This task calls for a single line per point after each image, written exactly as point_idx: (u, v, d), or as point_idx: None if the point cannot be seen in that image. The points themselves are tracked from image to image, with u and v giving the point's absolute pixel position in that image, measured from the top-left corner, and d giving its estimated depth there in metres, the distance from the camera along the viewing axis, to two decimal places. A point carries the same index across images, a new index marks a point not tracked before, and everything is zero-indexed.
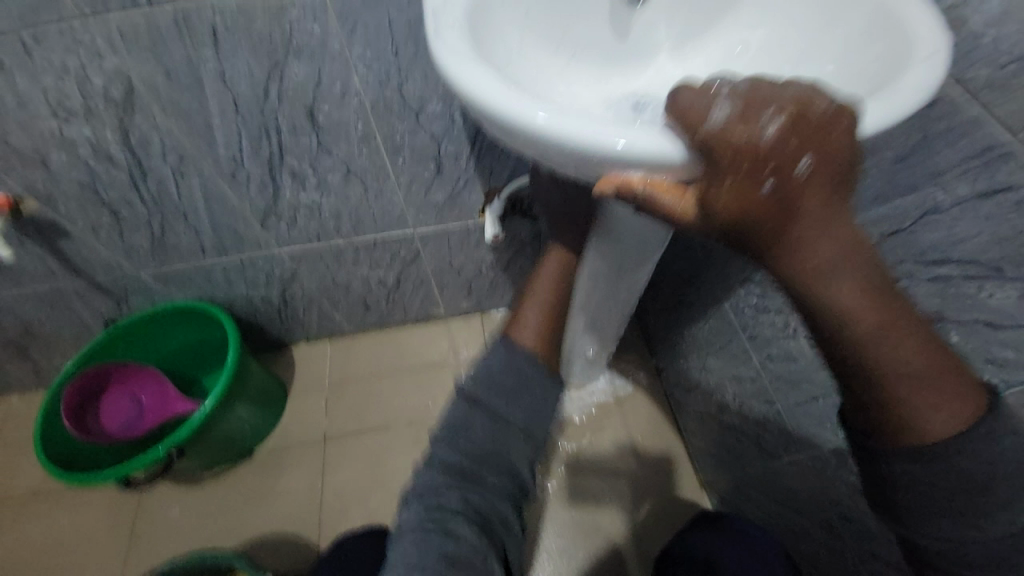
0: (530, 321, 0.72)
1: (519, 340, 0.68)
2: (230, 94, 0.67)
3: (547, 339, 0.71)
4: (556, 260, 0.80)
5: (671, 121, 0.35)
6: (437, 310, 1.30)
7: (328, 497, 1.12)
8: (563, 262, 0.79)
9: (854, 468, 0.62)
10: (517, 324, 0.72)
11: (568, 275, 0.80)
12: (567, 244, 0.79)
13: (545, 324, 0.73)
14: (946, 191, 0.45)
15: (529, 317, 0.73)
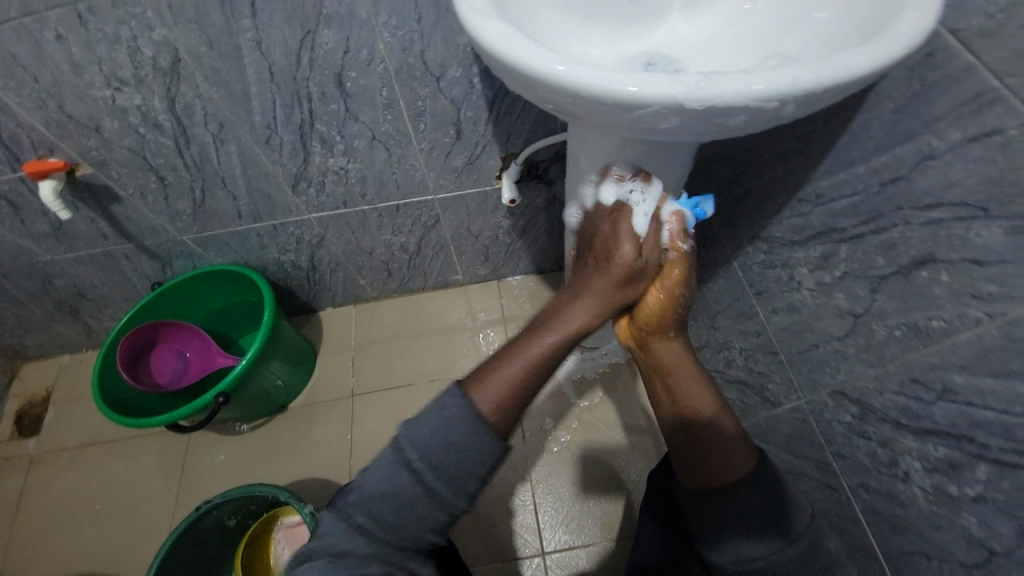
0: (502, 373, 0.49)
1: (478, 396, 0.48)
2: (266, 62, 0.72)
3: (510, 410, 0.48)
4: (590, 296, 0.55)
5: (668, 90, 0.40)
6: (456, 276, 1.36)
7: (358, 447, 1.21)
8: (596, 303, 0.55)
9: (849, 409, 0.66)
10: (482, 371, 0.50)
11: (586, 324, 0.54)
12: (616, 285, 0.56)
13: (517, 389, 0.49)
14: (941, 138, 0.48)
15: (503, 370, 0.49)
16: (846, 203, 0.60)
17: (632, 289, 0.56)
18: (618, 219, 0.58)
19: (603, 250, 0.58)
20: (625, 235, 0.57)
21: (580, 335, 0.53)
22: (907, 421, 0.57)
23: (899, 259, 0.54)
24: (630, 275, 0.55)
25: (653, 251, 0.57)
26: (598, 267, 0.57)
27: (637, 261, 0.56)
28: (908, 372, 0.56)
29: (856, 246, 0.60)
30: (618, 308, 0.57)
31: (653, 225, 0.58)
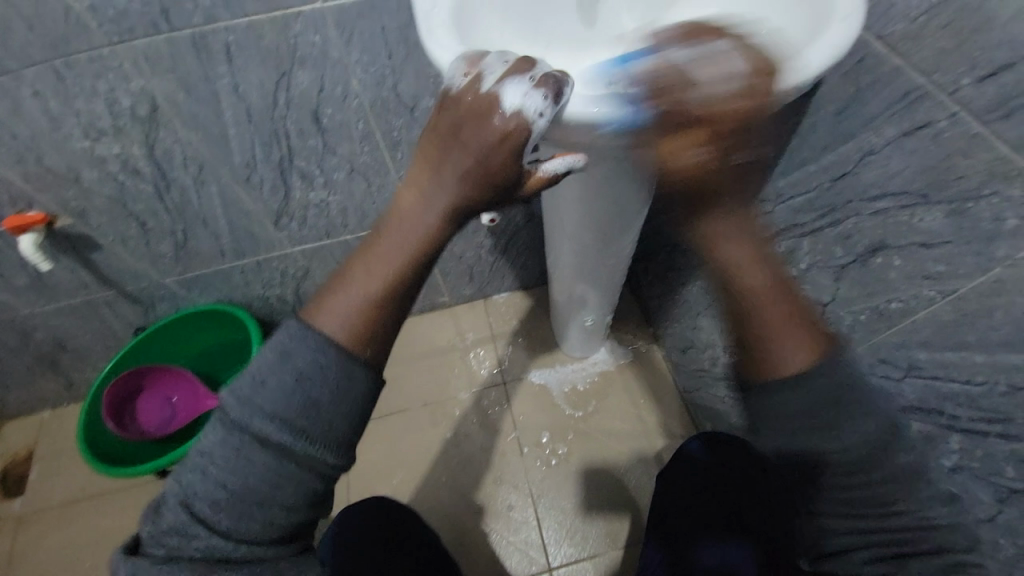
0: (335, 300, 0.44)
1: (319, 323, 0.44)
2: (243, 105, 0.74)
3: (363, 337, 0.44)
4: (426, 206, 0.43)
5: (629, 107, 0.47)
6: (442, 298, 1.37)
7: (355, 479, 1.20)
8: (432, 221, 0.44)
9: None
10: (320, 297, 0.45)
11: (448, 234, 0.44)
12: (473, 193, 0.43)
13: (360, 322, 0.44)
14: (878, 134, 0.52)
15: (344, 299, 0.44)
16: (803, 199, 0.64)
17: (498, 195, 0.44)
18: (442, 117, 0.43)
19: (444, 156, 0.42)
20: (445, 140, 0.42)
21: (427, 258, 0.44)
22: None
23: (855, 249, 0.58)
24: (477, 178, 0.42)
25: (506, 143, 0.41)
26: (430, 182, 0.43)
27: (487, 160, 0.41)
28: (876, 353, 0.59)
29: (816, 239, 0.64)
30: (486, 209, 0.44)
31: (495, 109, 0.41)
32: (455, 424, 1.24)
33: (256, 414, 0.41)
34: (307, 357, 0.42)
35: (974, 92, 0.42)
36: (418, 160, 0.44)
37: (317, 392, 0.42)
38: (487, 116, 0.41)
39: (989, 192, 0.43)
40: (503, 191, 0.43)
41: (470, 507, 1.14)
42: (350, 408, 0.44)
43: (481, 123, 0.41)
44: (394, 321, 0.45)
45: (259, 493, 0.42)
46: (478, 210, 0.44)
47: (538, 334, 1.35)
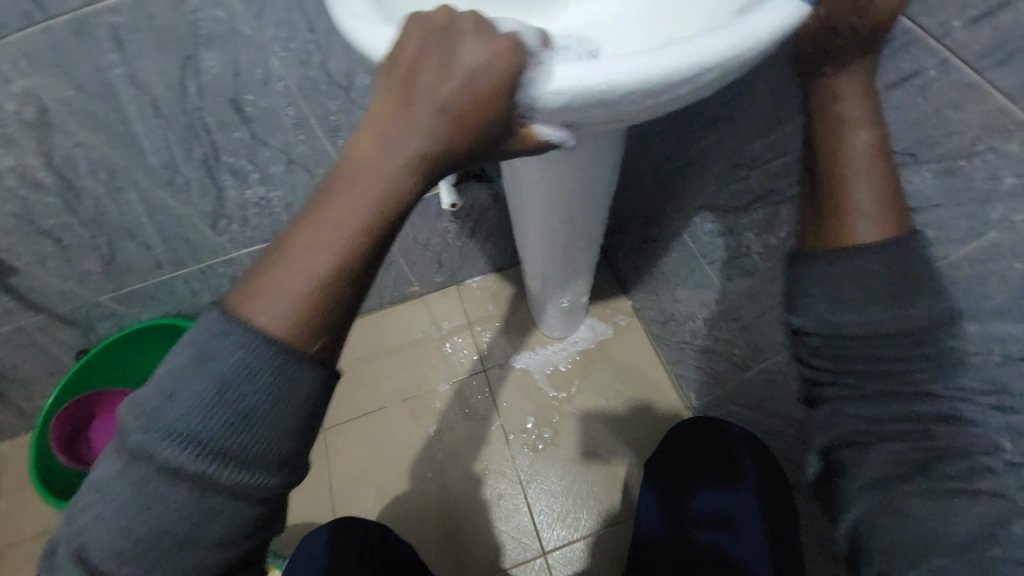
0: (273, 283, 0.34)
1: (247, 315, 0.34)
2: (148, 98, 0.64)
3: (301, 335, 0.34)
4: (394, 149, 0.34)
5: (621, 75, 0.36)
6: (412, 288, 1.31)
7: (339, 483, 1.16)
8: (401, 168, 0.34)
9: None
10: (239, 289, 0.35)
11: (423, 187, 0.36)
12: (456, 129, 0.34)
13: (297, 315, 0.34)
14: None
15: (274, 288, 0.34)
16: (780, 164, 0.59)
17: (487, 136, 0.35)
18: (413, 34, 0.35)
19: (417, 87, 0.34)
20: (420, 64, 0.34)
21: (389, 221, 0.35)
22: None
23: None
24: (464, 110, 0.34)
25: (502, 65, 0.34)
26: (403, 117, 0.34)
27: (477, 89, 0.34)
28: None
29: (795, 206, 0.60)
30: (460, 159, 0.36)
31: (486, 29, 0.34)
32: (437, 416, 1.20)
33: (161, 434, 0.32)
34: (224, 355, 0.33)
35: (970, 35, 0.37)
36: (386, 91, 0.35)
37: (249, 404, 0.33)
38: (479, 38, 0.34)
39: (984, 148, 0.39)
40: (491, 133, 0.35)
41: (459, 500, 1.12)
42: (296, 421, 0.35)
43: (470, 46, 0.34)
44: (341, 313, 0.35)
45: (179, 533, 0.33)
46: (461, 158, 0.36)
47: (516, 316, 1.30)
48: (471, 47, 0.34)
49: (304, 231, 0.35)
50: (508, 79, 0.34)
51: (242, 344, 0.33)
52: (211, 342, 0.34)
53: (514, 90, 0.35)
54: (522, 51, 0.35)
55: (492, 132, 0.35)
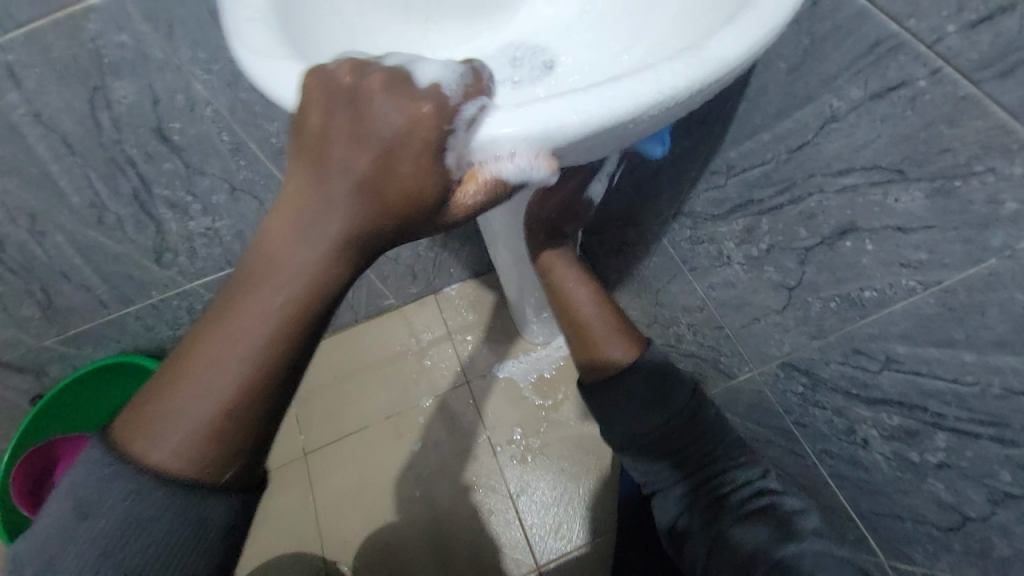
0: (168, 409, 0.32)
1: (135, 453, 0.31)
2: (57, 135, 0.57)
3: (217, 461, 0.32)
4: (310, 238, 0.31)
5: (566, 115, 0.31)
6: (387, 301, 1.26)
7: (323, 509, 1.11)
8: (322, 259, 0.31)
9: (799, 378, 0.63)
10: (141, 412, 0.32)
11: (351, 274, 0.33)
12: (377, 214, 0.31)
13: (216, 432, 0.31)
14: (841, 96, 0.43)
15: (183, 404, 0.31)
16: (759, 172, 0.55)
17: (417, 214, 0.31)
18: (316, 96, 0.31)
19: (328, 165, 0.30)
20: (331, 135, 0.30)
21: (315, 313, 0.33)
22: (856, 390, 0.54)
23: (821, 231, 0.50)
24: (383, 190, 0.30)
25: (421, 138, 0.30)
26: (318, 200, 0.31)
27: (395, 166, 0.30)
28: (849, 343, 0.52)
29: (776, 218, 0.55)
30: (383, 243, 0.33)
31: (399, 90, 0.30)
32: (422, 433, 1.17)
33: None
34: (108, 506, 0.30)
35: (964, 43, 0.33)
36: (297, 167, 0.31)
37: (144, 550, 0.31)
38: (393, 101, 0.30)
39: (982, 168, 0.35)
40: (423, 210, 0.31)
41: (449, 518, 1.09)
42: (199, 554, 0.32)
43: (383, 113, 0.30)
44: (273, 414, 0.33)
45: None
46: (392, 237, 0.32)
47: (496, 323, 1.26)
48: (387, 111, 0.30)
49: (202, 347, 0.32)
50: (431, 152, 0.30)
51: (136, 488, 0.31)
52: (88, 490, 0.31)
53: (442, 156, 0.31)
54: (445, 115, 0.30)
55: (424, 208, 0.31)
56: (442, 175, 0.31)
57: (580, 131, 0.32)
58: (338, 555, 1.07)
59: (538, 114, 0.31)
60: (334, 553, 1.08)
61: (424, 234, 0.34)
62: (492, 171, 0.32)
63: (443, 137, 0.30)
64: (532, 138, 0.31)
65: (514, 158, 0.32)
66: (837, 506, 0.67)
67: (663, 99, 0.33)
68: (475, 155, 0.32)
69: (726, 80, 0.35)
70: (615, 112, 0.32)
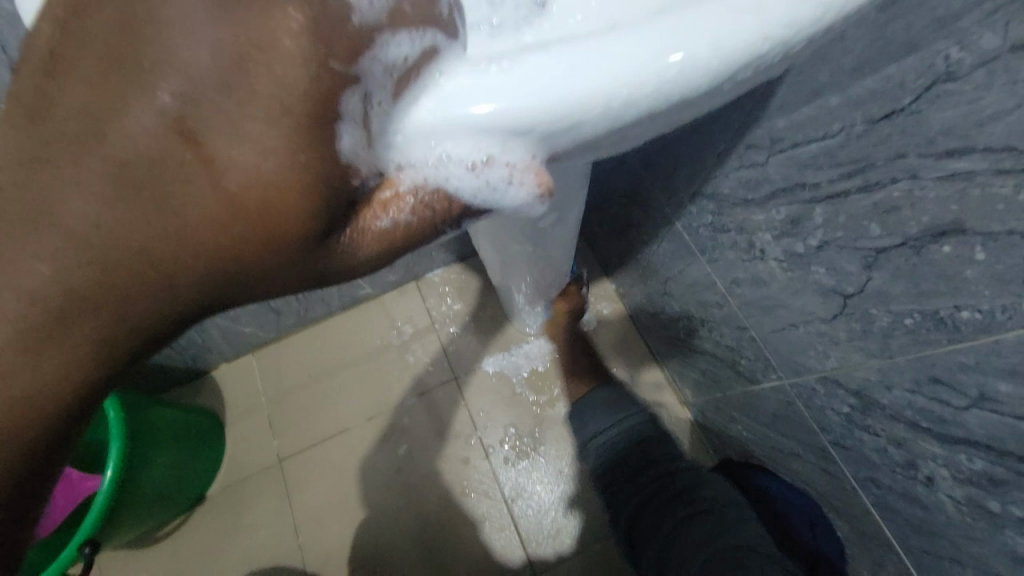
0: None
1: None
2: None
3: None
4: (45, 246, 0.20)
5: (557, 86, 0.21)
6: (363, 290, 1.13)
7: (303, 520, 1.03)
8: (76, 285, 0.20)
9: (844, 399, 0.53)
10: None
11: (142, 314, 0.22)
12: (170, 213, 0.20)
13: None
14: (963, 45, 0.30)
15: None
16: (818, 149, 0.42)
17: (251, 218, 0.21)
18: (57, 18, 0.21)
19: (79, 120, 0.20)
20: (79, 76, 0.20)
21: (84, 372, 0.22)
22: (926, 423, 0.44)
23: (905, 229, 0.38)
24: (182, 168, 0.20)
25: (257, 93, 0.19)
26: (53, 174, 0.20)
27: (210, 137, 0.20)
28: (925, 370, 0.42)
29: (835, 208, 0.43)
30: (192, 266, 0.21)
31: (215, 3, 0.19)
32: (408, 435, 1.07)
33: None
34: None
35: None
36: (15, 121, 0.20)
37: None
38: (200, 23, 0.19)
39: None
40: (264, 221, 0.21)
41: (439, 524, 1.02)
42: None
43: (189, 47, 0.19)
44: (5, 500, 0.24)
45: None
46: (212, 260, 0.21)
47: (485, 312, 1.14)
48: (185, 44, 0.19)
49: None
50: (271, 115, 0.20)
51: None
52: None
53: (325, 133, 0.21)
54: (317, 60, 0.20)
55: (266, 217, 0.21)
56: (294, 158, 0.20)
57: (597, 115, 0.22)
58: (322, 568, 1.00)
59: (520, 80, 0.21)
60: (318, 565, 1.00)
61: (295, 265, 0.22)
62: (417, 181, 0.23)
63: (311, 95, 0.20)
64: (512, 125, 0.22)
65: (472, 170, 0.23)
66: (877, 533, 0.59)
67: (726, 70, 0.22)
68: (390, 156, 0.23)
69: (816, 30, 0.23)
70: (652, 87, 0.21)
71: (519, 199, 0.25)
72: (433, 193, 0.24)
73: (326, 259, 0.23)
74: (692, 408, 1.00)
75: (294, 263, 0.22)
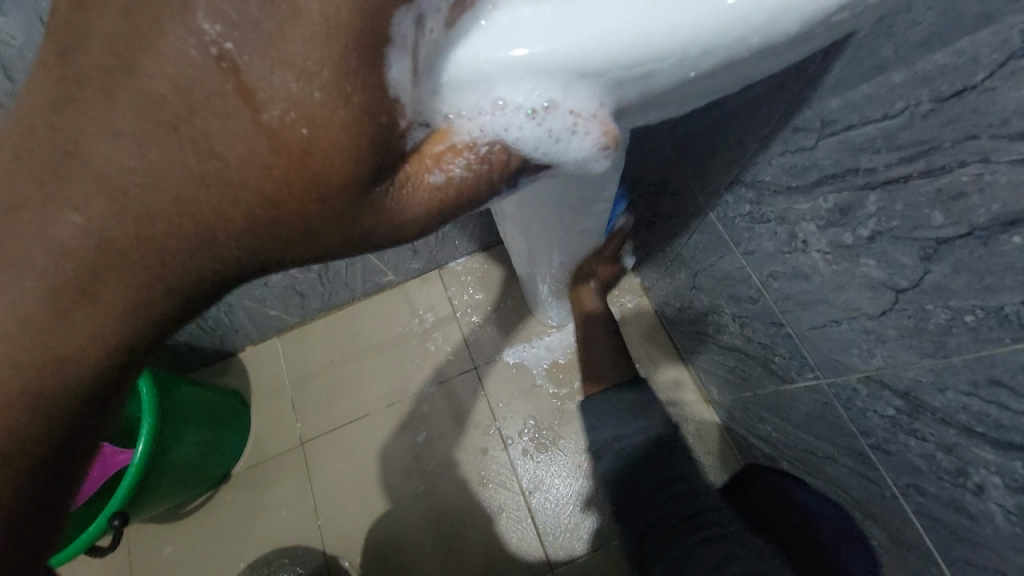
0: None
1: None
2: None
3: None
4: (92, 188, 0.21)
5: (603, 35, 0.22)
6: (386, 278, 1.13)
7: (323, 501, 1.05)
8: (120, 226, 0.22)
9: (889, 400, 0.50)
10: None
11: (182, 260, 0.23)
12: (207, 155, 0.21)
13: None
14: None
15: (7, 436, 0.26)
16: (876, 130, 0.39)
17: (291, 162, 0.21)
18: None
19: (117, 64, 0.21)
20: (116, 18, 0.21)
21: (132, 315, 0.23)
22: (982, 428, 0.41)
23: (972, 218, 0.35)
24: (215, 110, 0.21)
25: (298, 26, 0.20)
26: (95, 118, 0.21)
27: (247, 77, 0.20)
28: (985, 371, 0.39)
29: (892, 195, 0.40)
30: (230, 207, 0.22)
31: None
32: (427, 423, 1.08)
33: None
34: None
35: None
36: (59, 66, 0.21)
37: None
38: None
39: None
40: (303, 165, 0.22)
41: (456, 513, 1.02)
42: None
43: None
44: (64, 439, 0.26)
45: None
46: (251, 206, 0.22)
47: (506, 303, 1.13)
48: None
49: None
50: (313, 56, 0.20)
51: None
52: None
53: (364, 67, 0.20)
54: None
55: (305, 164, 0.22)
56: (331, 101, 0.21)
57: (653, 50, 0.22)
58: (340, 549, 1.02)
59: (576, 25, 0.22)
60: (336, 546, 1.02)
61: (333, 214, 0.23)
62: (473, 136, 0.25)
63: (348, 23, 0.20)
64: (579, 66, 0.22)
65: (536, 117, 0.24)
66: (917, 544, 0.55)
67: (785, 17, 0.21)
68: (442, 106, 0.24)
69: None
70: (694, 40, 0.22)
71: (582, 150, 0.26)
72: (495, 144, 0.25)
73: (366, 214, 0.24)
74: (718, 408, 0.97)
75: (334, 215, 0.23)
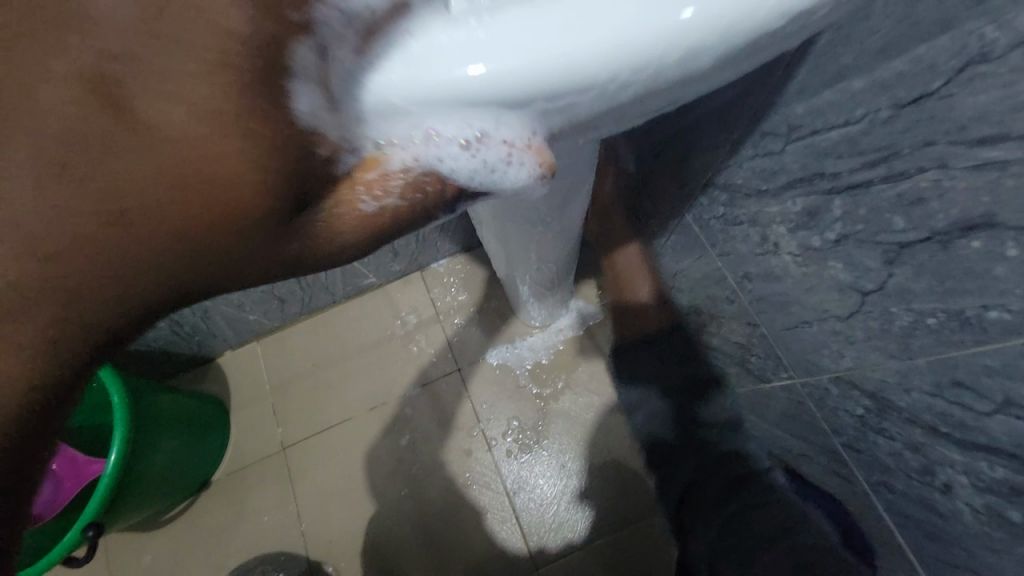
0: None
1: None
2: None
3: None
4: None
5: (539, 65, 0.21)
6: (367, 280, 1.12)
7: (307, 506, 1.04)
8: (21, 265, 0.20)
9: (858, 399, 0.51)
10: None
11: (100, 297, 0.21)
12: (117, 185, 0.20)
13: None
14: (1001, 22, 0.27)
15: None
16: (839, 136, 0.40)
17: (212, 186, 0.21)
18: None
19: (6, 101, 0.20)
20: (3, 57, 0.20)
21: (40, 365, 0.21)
22: (946, 427, 0.42)
23: (931, 223, 0.36)
24: (122, 142, 0.20)
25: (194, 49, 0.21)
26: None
27: (147, 99, 0.21)
28: (948, 372, 0.39)
29: (857, 200, 0.41)
30: (150, 237, 0.21)
31: None
32: (410, 426, 1.07)
33: None
34: None
35: None
36: None
37: None
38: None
39: None
40: (220, 187, 0.21)
41: (441, 514, 1.02)
42: None
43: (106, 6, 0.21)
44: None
45: None
46: (170, 231, 0.21)
47: (489, 304, 1.13)
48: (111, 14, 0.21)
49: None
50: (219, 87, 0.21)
51: None
52: None
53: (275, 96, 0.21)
54: None
55: (219, 179, 0.21)
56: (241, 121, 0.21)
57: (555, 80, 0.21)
58: (324, 554, 1.01)
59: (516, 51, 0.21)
60: (320, 552, 1.01)
61: (266, 236, 0.23)
62: (407, 164, 0.24)
63: (249, 49, 0.21)
64: (505, 97, 0.22)
65: (469, 147, 0.24)
66: (887, 538, 0.57)
67: (708, 42, 0.21)
68: (370, 134, 0.24)
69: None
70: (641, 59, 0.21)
71: (520, 179, 0.27)
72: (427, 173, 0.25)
73: (299, 240, 0.23)
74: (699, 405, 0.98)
75: (263, 236, 0.23)
